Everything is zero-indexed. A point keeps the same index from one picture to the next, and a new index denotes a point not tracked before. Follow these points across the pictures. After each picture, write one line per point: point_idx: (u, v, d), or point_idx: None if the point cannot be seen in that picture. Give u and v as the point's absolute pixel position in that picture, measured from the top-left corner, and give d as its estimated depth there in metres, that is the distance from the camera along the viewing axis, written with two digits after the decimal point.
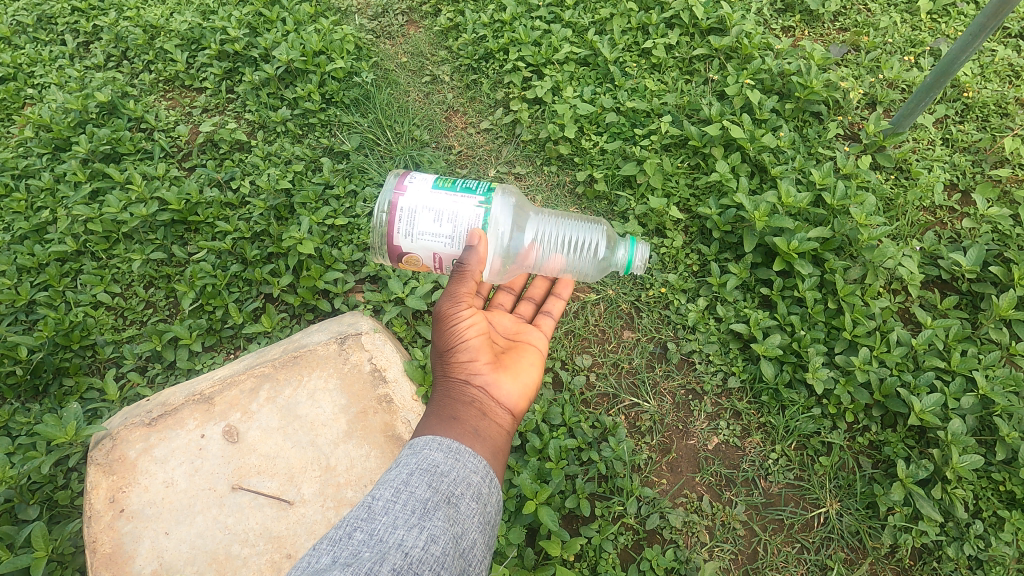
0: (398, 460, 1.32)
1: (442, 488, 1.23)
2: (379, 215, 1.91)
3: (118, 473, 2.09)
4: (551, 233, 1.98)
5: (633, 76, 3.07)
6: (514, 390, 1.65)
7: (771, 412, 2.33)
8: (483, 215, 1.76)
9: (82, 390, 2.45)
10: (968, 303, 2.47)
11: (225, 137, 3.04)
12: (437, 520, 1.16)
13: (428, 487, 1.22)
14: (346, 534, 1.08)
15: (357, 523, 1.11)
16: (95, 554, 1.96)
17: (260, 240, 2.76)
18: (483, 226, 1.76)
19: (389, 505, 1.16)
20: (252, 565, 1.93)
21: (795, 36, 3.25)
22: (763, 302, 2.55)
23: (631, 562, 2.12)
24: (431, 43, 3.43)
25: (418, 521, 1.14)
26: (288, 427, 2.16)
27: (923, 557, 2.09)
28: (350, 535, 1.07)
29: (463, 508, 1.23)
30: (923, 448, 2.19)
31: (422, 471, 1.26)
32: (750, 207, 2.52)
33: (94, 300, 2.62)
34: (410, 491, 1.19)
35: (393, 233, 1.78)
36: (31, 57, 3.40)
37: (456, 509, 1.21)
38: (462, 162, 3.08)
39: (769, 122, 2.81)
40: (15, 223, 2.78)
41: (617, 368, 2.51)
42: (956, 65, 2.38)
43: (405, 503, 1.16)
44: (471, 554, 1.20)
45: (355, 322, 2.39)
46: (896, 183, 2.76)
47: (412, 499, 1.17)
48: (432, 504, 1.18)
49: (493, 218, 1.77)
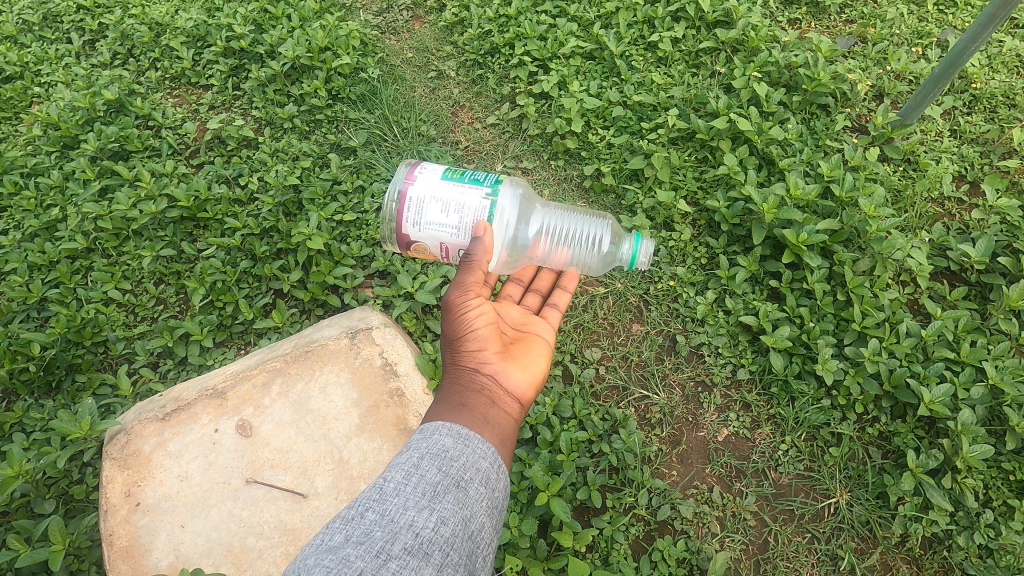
0: (409, 444, 1.33)
1: (452, 473, 1.24)
2: (388, 205, 1.92)
3: (133, 467, 2.10)
4: (557, 236, 1.99)
5: (640, 69, 3.07)
6: (523, 379, 1.66)
7: (781, 404, 2.35)
8: (489, 207, 1.76)
9: (94, 386, 2.46)
10: (977, 294, 2.48)
11: (232, 134, 3.05)
12: (447, 503, 1.17)
13: (438, 470, 1.23)
14: (358, 513, 1.10)
15: (369, 504, 1.13)
16: (112, 548, 1.97)
17: (270, 236, 2.77)
18: (489, 218, 1.77)
19: (400, 487, 1.17)
20: (267, 558, 1.94)
21: (802, 28, 3.24)
22: (772, 294, 2.55)
23: (643, 553, 2.13)
24: (436, 38, 3.43)
25: (429, 503, 1.15)
26: (300, 421, 2.18)
27: (934, 547, 2.10)
28: (363, 514, 1.10)
29: (473, 492, 1.24)
30: (933, 439, 2.21)
31: (433, 455, 1.27)
32: (759, 200, 2.52)
33: (105, 296, 2.64)
34: (421, 474, 1.21)
35: (402, 223, 1.80)
36: (37, 56, 3.40)
37: (466, 493, 1.23)
38: (469, 157, 3.08)
39: (776, 115, 2.82)
40: (25, 222, 2.79)
41: (627, 361, 2.52)
42: (964, 56, 2.38)
43: (416, 485, 1.18)
44: (480, 537, 1.21)
45: (365, 316, 2.40)
46: (904, 175, 2.76)
47: (423, 482, 1.19)
48: (443, 487, 1.20)
49: (499, 210, 1.78)
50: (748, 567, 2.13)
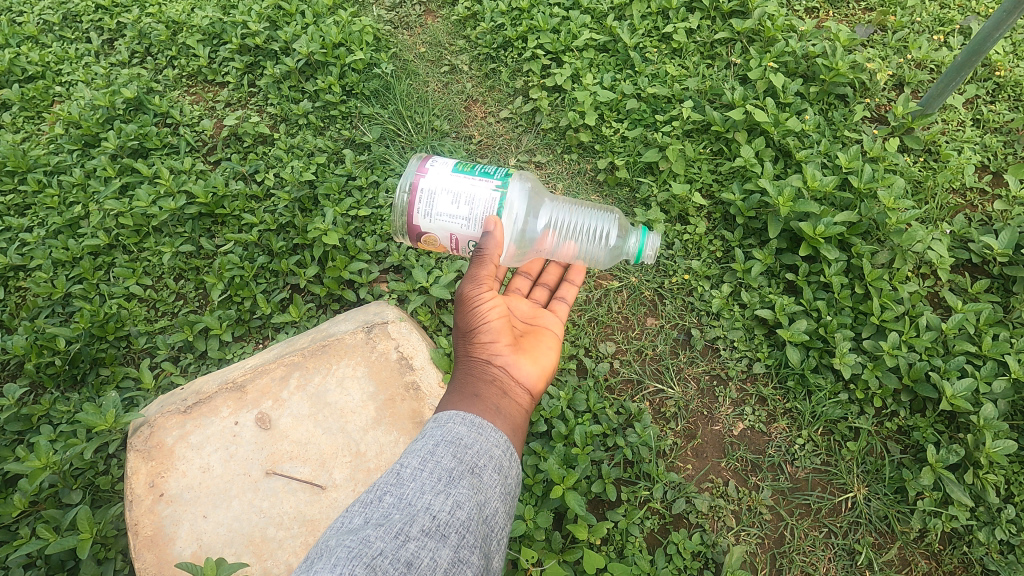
0: (424, 431, 1.34)
1: (466, 459, 1.26)
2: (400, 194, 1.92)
3: (157, 458, 2.14)
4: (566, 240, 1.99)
5: (654, 61, 3.05)
6: (533, 371, 1.67)
7: (798, 398, 2.33)
8: (498, 199, 1.77)
9: (118, 379, 2.52)
10: (1000, 287, 2.44)
11: (248, 131, 3.08)
12: (462, 488, 1.19)
13: (453, 456, 1.24)
14: (377, 497, 1.13)
15: (386, 488, 1.15)
16: (137, 537, 2.01)
17: (286, 231, 2.80)
18: (498, 210, 1.78)
19: (416, 472, 1.19)
20: (288, 548, 1.98)
21: (819, 17, 3.19)
22: (788, 288, 2.54)
23: (658, 546, 2.14)
24: (448, 33, 3.43)
25: (444, 488, 1.17)
26: (319, 414, 2.21)
27: (954, 542, 2.08)
28: (381, 498, 1.12)
29: (487, 479, 1.26)
30: (954, 433, 2.18)
31: (447, 441, 1.28)
32: (776, 192, 2.50)
33: (128, 292, 2.70)
34: (436, 460, 1.22)
35: (413, 214, 1.81)
36: (58, 56, 3.45)
37: (480, 479, 1.24)
38: (482, 151, 3.08)
39: (794, 105, 2.79)
40: (49, 219, 2.85)
41: (641, 355, 2.52)
42: (988, 44, 2.33)
43: (432, 470, 1.19)
44: (493, 521, 1.23)
45: (381, 311, 2.42)
46: (925, 165, 2.72)
47: (439, 467, 1.21)
48: (458, 473, 1.21)
49: (508, 203, 1.79)
50: (764, 561, 2.12)
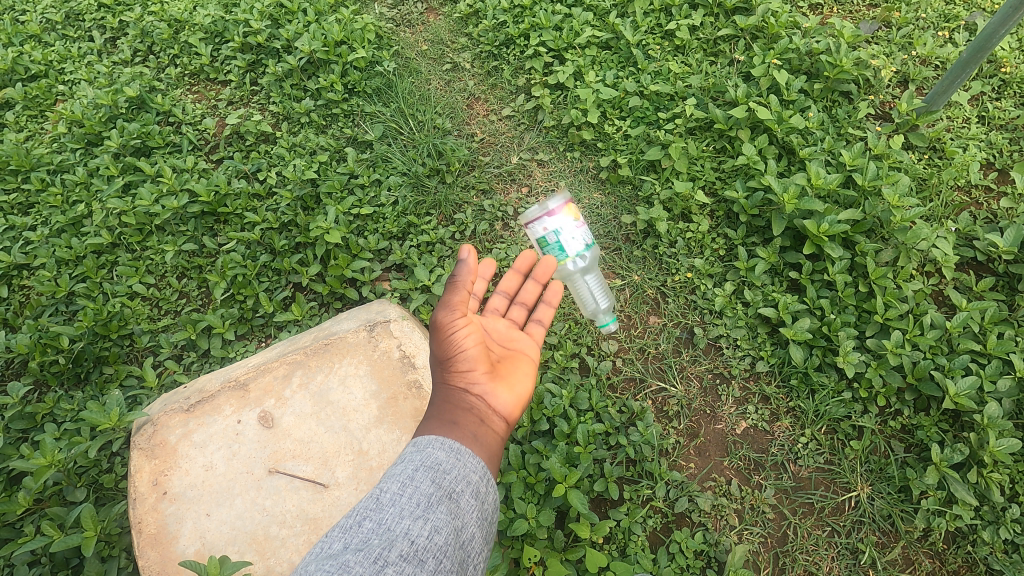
0: (402, 458, 1.34)
1: (444, 484, 1.26)
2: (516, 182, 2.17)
3: (160, 457, 2.14)
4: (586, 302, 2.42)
5: (657, 58, 3.04)
6: (511, 399, 1.64)
7: (801, 396, 2.32)
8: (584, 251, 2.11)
9: (122, 377, 2.52)
10: (1005, 285, 2.42)
11: (251, 130, 3.08)
12: (440, 512, 1.19)
13: (431, 481, 1.24)
14: (356, 522, 1.14)
15: (366, 513, 1.16)
16: (141, 535, 2.02)
17: (288, 230, 2.80)
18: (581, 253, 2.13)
19: (396, 497, 1.19)
20: (290, 546, 1.97)
21: (823, 13, 3.17)
22: (792, 286, 2.53)
23: (660, 545, 2.14)
24: (451, 30, 3.42)
25: (423, 512, 1.17)
26: (321, 413, 2.20)
27: (958, 541, 2.07)
28: (360, 523, 1.13)
29: (465, 504, 1.26)
30: (957, 432, 2.17)
31: (426, 467, 1.28)
32: (779, 190, 2.49)
33: (131, 290, 2.70)
34: (414, 485, 1.22)
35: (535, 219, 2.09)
36: (61, 55, 3.45)
37: (458, 504, 1.24)
38: (484, 149, 3.07)
39: (797, 103, 2.77)
40: (53, 218, 2.86)
41: (644, 353, 2.51)
42: (994, 40, 2.31)
43: (411, 496, 1.20)
44: (471, 546, 1.23)
45: (383, 310, 2.42)
46: (930, 163, 2.70)
47: (417, 492, 1.21)
48: (436, 498, 1.21)
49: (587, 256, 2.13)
50: (767, 559, 2.12)
